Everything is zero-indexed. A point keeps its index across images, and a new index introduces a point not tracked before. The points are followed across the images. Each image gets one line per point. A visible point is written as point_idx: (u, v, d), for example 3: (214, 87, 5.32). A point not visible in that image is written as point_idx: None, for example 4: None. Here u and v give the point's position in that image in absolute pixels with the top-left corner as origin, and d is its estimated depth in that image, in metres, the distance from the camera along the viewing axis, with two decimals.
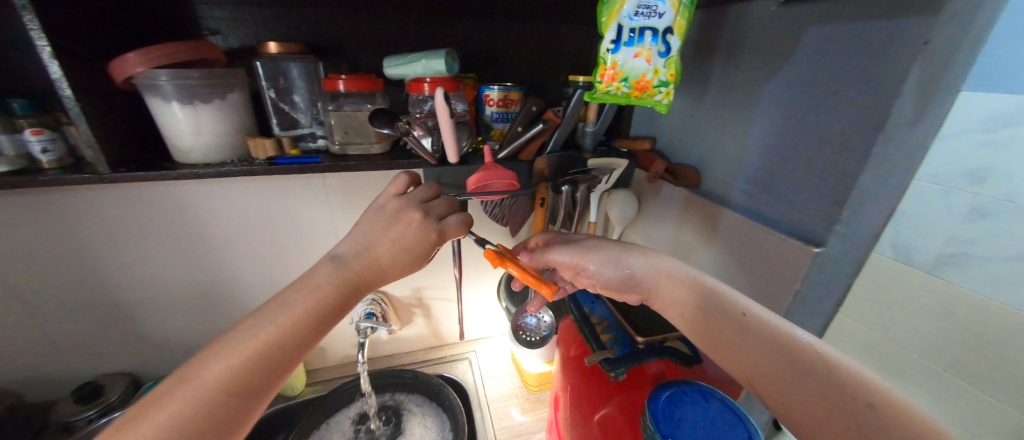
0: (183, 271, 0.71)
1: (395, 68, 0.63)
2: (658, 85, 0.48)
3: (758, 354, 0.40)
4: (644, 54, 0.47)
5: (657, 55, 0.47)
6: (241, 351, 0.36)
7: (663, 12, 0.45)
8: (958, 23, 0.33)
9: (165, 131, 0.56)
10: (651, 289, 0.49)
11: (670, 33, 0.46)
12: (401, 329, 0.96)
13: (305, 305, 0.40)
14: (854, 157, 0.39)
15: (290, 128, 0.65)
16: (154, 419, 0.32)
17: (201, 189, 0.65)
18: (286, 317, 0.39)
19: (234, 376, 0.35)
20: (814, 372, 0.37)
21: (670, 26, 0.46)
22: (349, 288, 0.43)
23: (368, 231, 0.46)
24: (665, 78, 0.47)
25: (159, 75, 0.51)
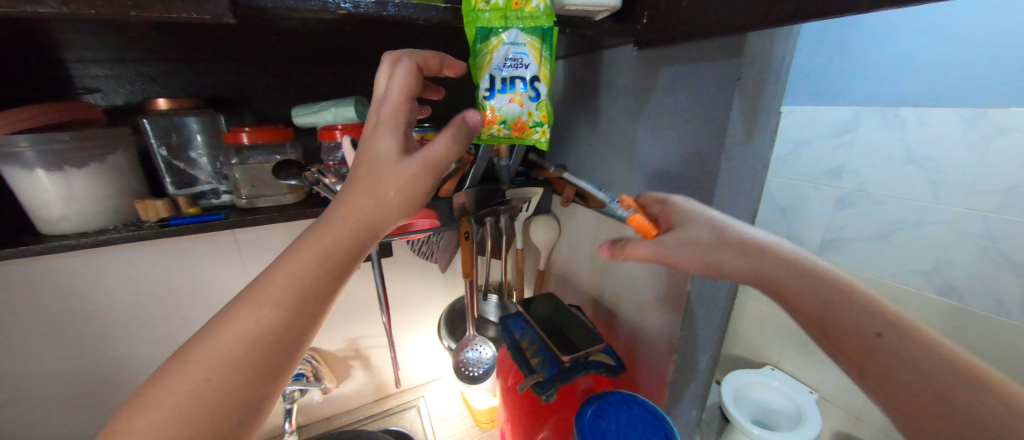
0: (61, 358, 0.62)
1: (304, 118, 0.63)
2: (534, 126, 0.45)
3: (818, 317, 0.36)
4: (516, 99, 0.44)
5: (529, 100, 0.45)
6: (257, 321, 0.33)
7: (528, 63, 0.43)
8: (759, 62, 0.41)
9: (25, 202, 0.50)
10: (741, 266, 0.40)
11: (538, 80, 0.44)
12: (339, 386, 0.89)
13: (327, 262, 0.36)
14: (710, 172, 0.46)
15: (187, 186, 0.61)
16: (165, 404, 0.29)
17: (79, 262, 0.58)
18: (306, 275, 0.35)
19: (249, 352, 0.32)
20: (849, 329, 0.35)
21: (537, 74, 0.44)
22: (371, 234, 0.38)
23: (386, 165, 0.39)
24: (539, 119, 0.45)
25: (19, 141, 0.47)
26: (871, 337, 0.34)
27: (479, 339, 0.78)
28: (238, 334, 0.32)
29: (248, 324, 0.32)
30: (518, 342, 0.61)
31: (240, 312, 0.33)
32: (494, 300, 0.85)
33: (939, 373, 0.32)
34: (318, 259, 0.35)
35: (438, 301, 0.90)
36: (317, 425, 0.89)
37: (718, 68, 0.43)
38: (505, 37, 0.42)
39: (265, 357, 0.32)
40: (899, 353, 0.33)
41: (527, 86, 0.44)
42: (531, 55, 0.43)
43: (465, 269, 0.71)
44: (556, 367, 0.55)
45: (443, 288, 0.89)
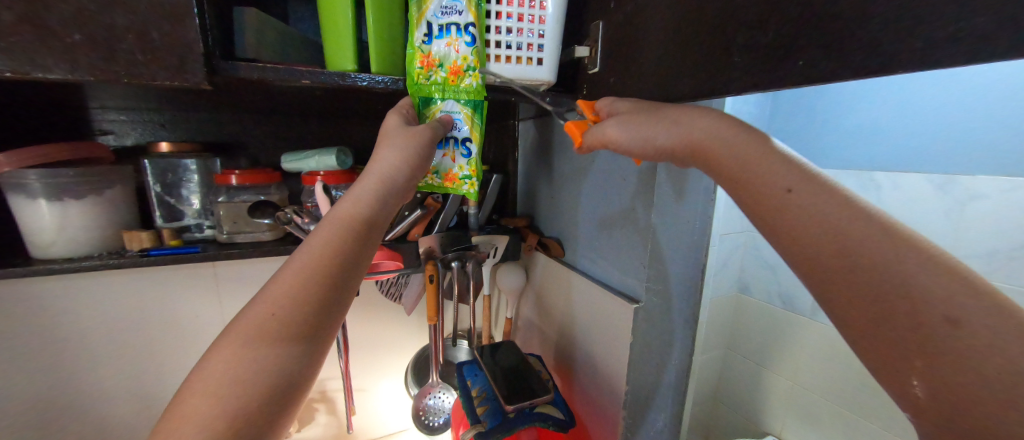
0: (24, 383, 0.63)
1: (290, 163, 0.69)
2: (464, 178, 0.50)
3: (744, 183, 0.35)
4: (449, 154, 0.49)
5: (461, 156, 0.49)
6: (244, 364, 0.31)
7: (460, 124, 0.48)
8: None
9: (24, 228, 0.55)
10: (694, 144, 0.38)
11: (469, 140, 0.49)
12: (300, 431, 0.87)
13: (310, 287, 0.35)
14: (645, 227, 0.50)
15: (173, 219, 0.66)
16: None
17: (62, 287, 0.62)
18: (291, 307, 0.34)
19: (245, 393, 0.30)
20: (765, 192, 0.34)
21: (468, 135, 0.48)
22: (357, 257, 0.38)
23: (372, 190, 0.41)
24: (469, 173, 0.50)
25: (29, 175, 0.53)
26: (781, 194, 0.33)
27: (440, 386, 0.78)
28: (225, 375, 0.30)
29: (244, 358, 0.31)
30: (468, 390, 0.61)
31: (225, 352, 0.31)
32: (462, 346, 0.85)
33: (862, 236, 0.30)
34: (303, 284, 0.34)
35: (408, 346, 0.91)
36: None
37: None
38: (444, 106, 0.47)
39: (278, 382, 0.31)
40: (801, 205, 0.32)
41: (457, 145, 0.49)
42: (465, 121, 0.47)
43: (429, 312, 0.72)
44: (500, 417, 0.54)
45: (414, 333, 0.90)
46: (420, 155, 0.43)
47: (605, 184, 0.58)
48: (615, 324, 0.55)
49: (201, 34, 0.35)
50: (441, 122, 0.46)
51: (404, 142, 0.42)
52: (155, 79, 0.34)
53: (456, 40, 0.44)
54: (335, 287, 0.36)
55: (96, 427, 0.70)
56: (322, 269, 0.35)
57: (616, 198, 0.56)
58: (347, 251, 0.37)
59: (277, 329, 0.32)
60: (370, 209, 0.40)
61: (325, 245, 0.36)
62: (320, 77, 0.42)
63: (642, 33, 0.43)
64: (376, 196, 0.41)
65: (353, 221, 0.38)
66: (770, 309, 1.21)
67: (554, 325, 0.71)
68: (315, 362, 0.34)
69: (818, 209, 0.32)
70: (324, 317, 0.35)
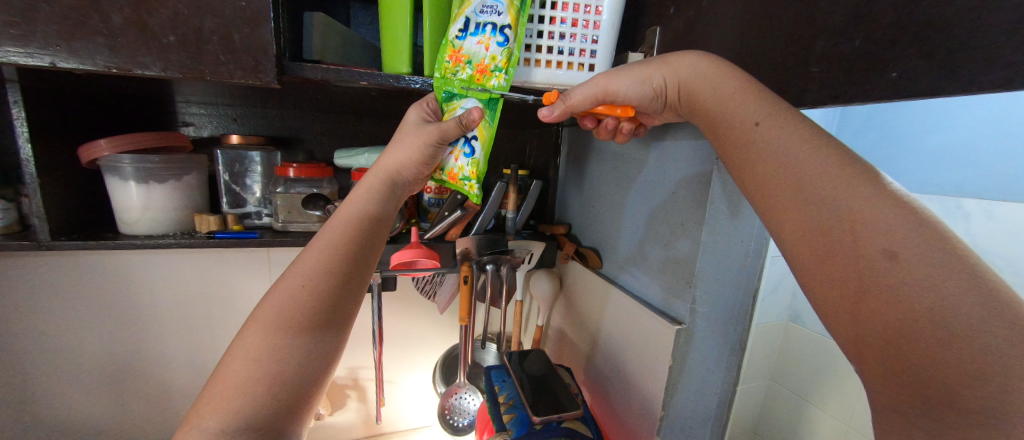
0: (105, 341, 0.71)
1: (343, 159, 0.73)
2: (463, 178, 0.49)
3: (719, 122, 0.37)
4: (453, 152, 0.49)
5: (465, 155, 0.48)
6: (270, 336, 0.37)
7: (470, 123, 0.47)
8: None
9: (116, 206, 0.61)
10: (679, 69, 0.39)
11: (474, 138, 0.47)
12: (332, 414, 0.91)
13: (316, 271, 0.40)
14: (692, 244, 0.49)
15: (237, 206, 0.72)
16: (206, 420, 0.33)
17: (142, 259, 0.69)
18: (303, 286, 0.39)
19: (271, 361, 0.36)
20: (733, 126, 0.35)
21: (475, 133, 0.47)
22: (363, 241, 0.44)
23: (375, 187, 0.47)
24: (469, 173, 0.48)
25: (122, 159, 0.59)
26: (749, 128, 0.34)
27: (467, 388, 0.78)
28: (257, 351, 0.36)
29: (268, 332, 0.37)
30: (496, 395, 0.61)
31: (256, 327, 0.37)
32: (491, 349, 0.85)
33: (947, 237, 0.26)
34: (314, 271, 0.40)
35: (438, 343, 0.92)
36: None
37: (700, 149, 0.48)
38: (462, 103, 0.46)
39: (296, 351, 0.37)
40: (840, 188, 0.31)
41: (463, 144, 0.48)
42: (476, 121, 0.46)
43: (461, 313, 0.73)
44: (525, 428, 0.54)
45: (445, 331, 0.92)
46: (428, 152, 0.47)
47: (649, 197, 0.56)
48: (652, 341, 0.53)
49: (275, 37, 0.38)
50: (458, 121, 0.45)
51: (411, 141, 0.46)
52: (233, 76, 0.38)
53: (487, 39, 0.43)
54: (346, 271, 0.42)
55: (159, 389, 0.77)
56: (332, 256, 0.41)
57: (659, 213, 0.54)
58: (355, 242, 0.43)
59: (296, 306, 0.38)
60: (373, 205, 0.46)
61: (337, 234, 0.43)
62: (376, 78, 0.44)
63: (707, 43, 0.41)
64: (381, 194, 0.47)
65: (359, 216, 0.44)
66: (824, 343, 1.11)
67: (586, 338, 0.69)
68: (330, 337, 0.39)
69: (779, 152, 0.32)
70: (338, 296, 0.40)
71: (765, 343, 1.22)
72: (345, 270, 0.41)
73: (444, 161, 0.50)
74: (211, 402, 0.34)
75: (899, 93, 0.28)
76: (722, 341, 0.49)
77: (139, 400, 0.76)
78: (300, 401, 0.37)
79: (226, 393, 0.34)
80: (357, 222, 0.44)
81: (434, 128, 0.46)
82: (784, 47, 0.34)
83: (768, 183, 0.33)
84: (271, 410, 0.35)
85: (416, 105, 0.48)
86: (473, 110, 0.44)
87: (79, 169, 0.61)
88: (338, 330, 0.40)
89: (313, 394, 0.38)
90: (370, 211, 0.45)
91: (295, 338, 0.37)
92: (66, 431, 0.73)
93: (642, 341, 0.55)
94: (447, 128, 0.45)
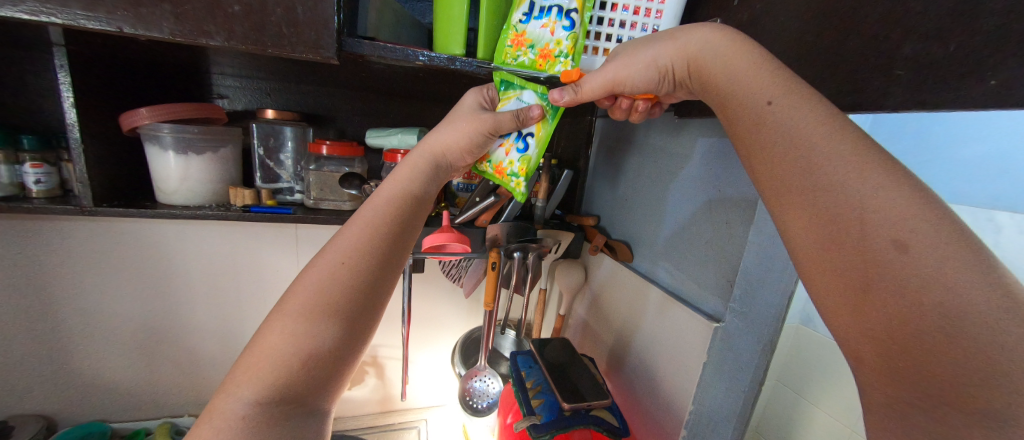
0: (137, 306, 0.73)
1: (375, 139, 0.72)
2: (511, 174, 0.48)
3: (730, 98, 0.36)
4: (505, 146, 0.48)
5: (516, 151, 0.48)
6: (303, 314, 0.36)
7: None
8: None
9: (154, 175, 0.62)
10: (692, 47, 0.38)
11: (530, 135, 0.47)
12: (350, 389, 0.94)
13: (353, 250, 0.40)
14: (735, 243, 0.49)
15: (271, 181, 0.72)
16: (239, 391, 0.34)
17: (176, 229, 0.70)
18: (339, 264, 0.39)
19: (302, 340, 0.36)
20: (745, 106, 0.34)
21: (532, 129, 0.46)
22: (401, 223, 0.43)
23: (418, 168, 0.47)
24: (518, 171, 0.48)
25: (162, 128, 0.60)
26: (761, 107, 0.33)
27: (487, 372, 0.79)
28: (290, 328, 0.36)
29: (304, 311, 0.37)
30: (523, 380, 0.61)
31: (290, 304, 0.37)
32: (510, 336, 0.86)
33: None
34: (350, 249, 0.40)
35: (457, 326, 0.94)
36: None
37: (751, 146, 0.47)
38: (519, 95, 0.45)
39: (331, 330, 0.37)
40: None
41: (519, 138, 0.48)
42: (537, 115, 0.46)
43: (486, 298, 0.74)
44: (554, 414, 0.55)
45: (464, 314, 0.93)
46: (479, 142, 0.47)
47: (694, 192, 0.55)
48: (686, 337, 0.53)
49: (336, 11, 0.37)
50: (514, 115, 0.44)
51: (462, 126, 0.46)
52: (294, 51, 0.37)
53: (552, 22, 0.42)
54: (387, 252, 0.41)
55: (186, 357, 0.79)
56: (373, 238, 0.41)
57: (707, 210, 0.53)
58: (393, 223, 0.42)
59: (334, 284, 0.38)
60: (415, 187, 0.46)
61: (382, 214, 0.42)
62: (429, 58, 0.43)
63: (775, 37, 0.40)
64: (427, 181, 0.47)
65: (405, 202, 0.44)
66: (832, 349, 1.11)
67: (612, 329, 0.70)
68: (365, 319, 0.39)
69: (793, 123, 0.31)
70: (376, 275, 0.40)
71: (775, 346, 1.22)
72: (383, 256, 0.41)
73: (492, 153, 0.50)
74: (249, 370, 0.35)
75: (988, 102, 0.27)
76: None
77: (167, 367, 0.78)
78: (332, 376, 0.37)
79: (261, 368, 0.34)
80: (403, 207, 0.44)
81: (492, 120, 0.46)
82: (864, 45, 0.33)
83: (825, 171, 0.29)
84: (302, 388, 0.35)
85: (473, 90, 0.49)
86: (535, 107, 0.44)
87: (120, 137, 0.61)
88: (371, 312, 0.40)
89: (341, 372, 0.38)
90: (415, 197, 0.45)
91: (334, 316, 0.37)
92: (96, 392, 0.76)
93: (676, 337, 0.55)
94: (503, 119, 0.44)
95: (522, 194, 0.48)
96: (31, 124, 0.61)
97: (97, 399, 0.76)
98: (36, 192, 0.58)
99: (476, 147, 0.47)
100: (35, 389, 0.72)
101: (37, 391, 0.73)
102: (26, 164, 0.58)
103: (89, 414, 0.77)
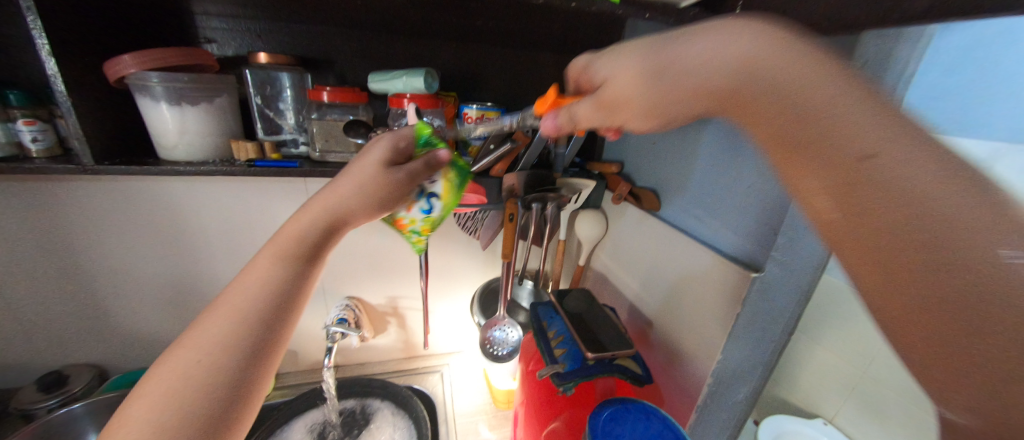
0: (159, 264, 0.74)
1: (378, 84, 0.67)
2: (413, 230, 0.55)
3: (784, 137, 0.30)
4: (407, 204, 0.51)
5: (421, 210, 0.52)
6: (149, 427, 0.30)
7: (435, 180, 0.50)
8: (871, 69, 0.36)
9: (150, 129, 0.59)
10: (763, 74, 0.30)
11: (434, 198, 0.51)
12: (374, 337, 0.97)
13: (222, 335, 0.35)
14: (783, 188, 0.43)
15: (274, 133, 0.69)
16: None
17: (184, 186, 0.68)
18: (202, 354, 0.33)
19: None
20: (833, 155, 0.27)
21: (434, 192, 0.51)
22: (284, 295, 0.38)
23: (308, 227, 0.42)
24: (420, 227, 0.54)
25: (151, 77, 0.55)
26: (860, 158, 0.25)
27: (507, 321, 0.80)
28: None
29: (153, 419, 0.30)
30: (545, 331, 0.60)
31: (131, 416, 0.30)
32: (528, 286, 0.85)
33: None
34: (215, 339, 0.34)
35: (474, 277, 0.93)
36: (351, 369, 0.98)
37: None
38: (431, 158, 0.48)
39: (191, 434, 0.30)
40: None
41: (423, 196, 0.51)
42: (439, 179, 0.50)
43: (504, 250, 0.72)
44: (578, 363, 0.54)
45: (481, 265, 0.93)
46: (387, 191, 0.44)
47: (731, 134, 0.50)
48: (716, 289, 0.51)
49: None
50: (425, 163, 0.47)
51: (370, 183, 0.44)
52: None
53: None
54: (281, 303, 0.38)
55: None
56: (246, 321, 0.36)
57: (749, 152, 0.47)
58: (271, 302, 0.37)
59: (191, 385, 0.32)
60: (304, 251, 0.41)
61: (274, 266, 0.39)
62: None
63: None
64: (330, 221, 0.43)
65: (302, 245, 0.41)
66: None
67: (635, 280, 0.68)
68: (258, 376, 0.35)
69: (807, 100, 0.28)
70: (264, 329, 0.36)
71: None
72: (284, 303, 0.38)
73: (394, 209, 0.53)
74: None
75: None
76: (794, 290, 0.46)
77: (198, 321, 0.81)
78: None
79: None
80: (298, 252, 0.41)
81: (401, 175, 0.45)
82: None
83: (868, 180, 0.25)
84: None
85: (381, 141, 0.46)
86: (442, 149, 0.48)
87: (108, 89, 0.57)
88: (243, 404, 0.34)
89: (236, 432, 0.33)
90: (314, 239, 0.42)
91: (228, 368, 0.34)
92: (135, 343, 0.80)
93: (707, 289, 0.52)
94: (416, 170, 0.46)
95: (422, 245, 0.58)
96: (16, 79, 0.58)
97: (137, 349, 0.80)
98: (35, 152, 0.56)
99: (381, 207, 0.45)
100: (80, 342, 0.76)
101: (83, 343, 0.77)
102: (19, 122, 0.55)
103: (133, 363, 0.82)
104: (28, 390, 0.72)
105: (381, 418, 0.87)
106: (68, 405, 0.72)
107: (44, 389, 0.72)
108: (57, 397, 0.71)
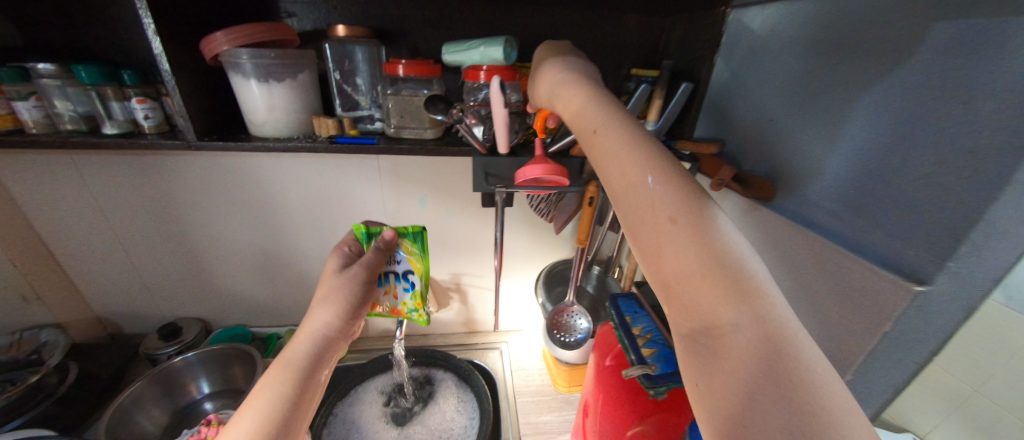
0: (251, 234, 0.79)
1: (452, 55, 0.63)
2: (410, 310, 0.62)
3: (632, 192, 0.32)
4: (392, 290, 0.61)
5: (404, 288, 0.61)
6: None
7: (401, 260, 0.59)
8: None
9: (242, 106, 0.61)
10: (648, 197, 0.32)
11: (410, 273, 0.60)
12: (438, 311, 0.99)
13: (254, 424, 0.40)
14: (972, 181, 0.34)
15: (351, 109, 0.68)
16: None
17: (271, 161, 0.71)
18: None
19: None
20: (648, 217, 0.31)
21: (409, 269, 0.60)
22: (300, 383, 0.44)
23: (316, 324, 0.48)
24: (414, 305, 0.62)
25: (240, 54, 0.56)
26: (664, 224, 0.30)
27: (577, 308, 0.76)
28: None
29: None
30: (630, 326, 0.56)
31: None
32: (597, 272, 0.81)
33: None
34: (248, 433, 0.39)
35: (540, 258, 0.91)
36: (417, 339, 1.02)
37: None
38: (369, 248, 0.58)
39: None
40: None
41: (402, 278, 0.61)
42: (404, 257, 0.59)
43: (580, 236, 0.68)
44: (672, 367, 0.50)
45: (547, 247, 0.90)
46: (353, 285, 0.52)
47: (897, 113, 0.40)
48: (851, 297, 0.43)
49: None
50: (378, 249, 0.56)
51: (348, 280, 0.52)
52: None
53: None
54: (304, 378, 0.45)
55: (297, 279, 0.86)
56: (275, 408, 0.42)
57: (926, 136, 0.38)
58: (291, 390, 0.43)
59: None
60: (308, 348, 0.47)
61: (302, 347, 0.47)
62: None
63: None
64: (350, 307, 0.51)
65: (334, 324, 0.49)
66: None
67: None
68: (297, 424, 0.43)
69: (636, 190, 0.32)
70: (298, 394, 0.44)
71: None
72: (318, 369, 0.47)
73: (382, 299, 0.62)
74: None
75: None
76: (957, 305, 0.38)
77: (283, 286, 0.86)
78: None
79: None
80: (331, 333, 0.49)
81: (360, 267, 0.54)
82: None
83: (669, 252, 0.29)
84: None
85: (336, 252, 0.56)
86: (385, 232, 0.57)
87: (205, 66, 0.59)
88: None
89: None
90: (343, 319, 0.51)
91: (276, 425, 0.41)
92: (232, 303, 0.87)
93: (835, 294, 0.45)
94: (371, 259, 0.55)
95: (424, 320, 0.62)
96: (128, 58, 0.62)
97: (233, 309, 0.88)
98: (147, 128, 0.60)
99: (359, 301, 0.52)
100: (188, 299, 0.85)
101: (190, 299, 0.86)
102: (133, 100, 0.59)
103: (230, 320, 0.90)
104: (151, 337, 0.82)
105: (445, 391, 0.89)
106: (183, 353, 0.82)
107: (163, 338, 0.81)
108: (174, 346, 0.81)
